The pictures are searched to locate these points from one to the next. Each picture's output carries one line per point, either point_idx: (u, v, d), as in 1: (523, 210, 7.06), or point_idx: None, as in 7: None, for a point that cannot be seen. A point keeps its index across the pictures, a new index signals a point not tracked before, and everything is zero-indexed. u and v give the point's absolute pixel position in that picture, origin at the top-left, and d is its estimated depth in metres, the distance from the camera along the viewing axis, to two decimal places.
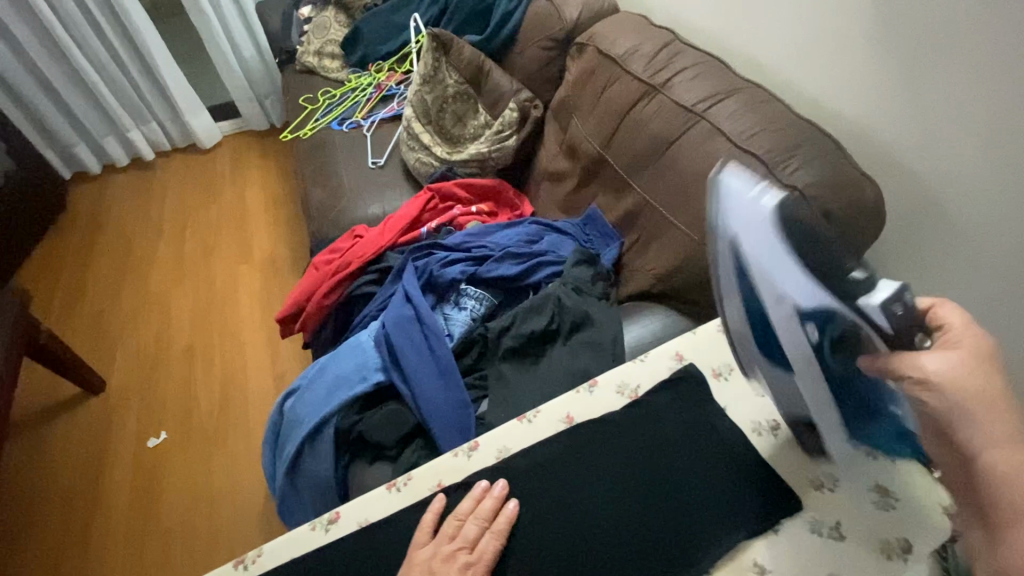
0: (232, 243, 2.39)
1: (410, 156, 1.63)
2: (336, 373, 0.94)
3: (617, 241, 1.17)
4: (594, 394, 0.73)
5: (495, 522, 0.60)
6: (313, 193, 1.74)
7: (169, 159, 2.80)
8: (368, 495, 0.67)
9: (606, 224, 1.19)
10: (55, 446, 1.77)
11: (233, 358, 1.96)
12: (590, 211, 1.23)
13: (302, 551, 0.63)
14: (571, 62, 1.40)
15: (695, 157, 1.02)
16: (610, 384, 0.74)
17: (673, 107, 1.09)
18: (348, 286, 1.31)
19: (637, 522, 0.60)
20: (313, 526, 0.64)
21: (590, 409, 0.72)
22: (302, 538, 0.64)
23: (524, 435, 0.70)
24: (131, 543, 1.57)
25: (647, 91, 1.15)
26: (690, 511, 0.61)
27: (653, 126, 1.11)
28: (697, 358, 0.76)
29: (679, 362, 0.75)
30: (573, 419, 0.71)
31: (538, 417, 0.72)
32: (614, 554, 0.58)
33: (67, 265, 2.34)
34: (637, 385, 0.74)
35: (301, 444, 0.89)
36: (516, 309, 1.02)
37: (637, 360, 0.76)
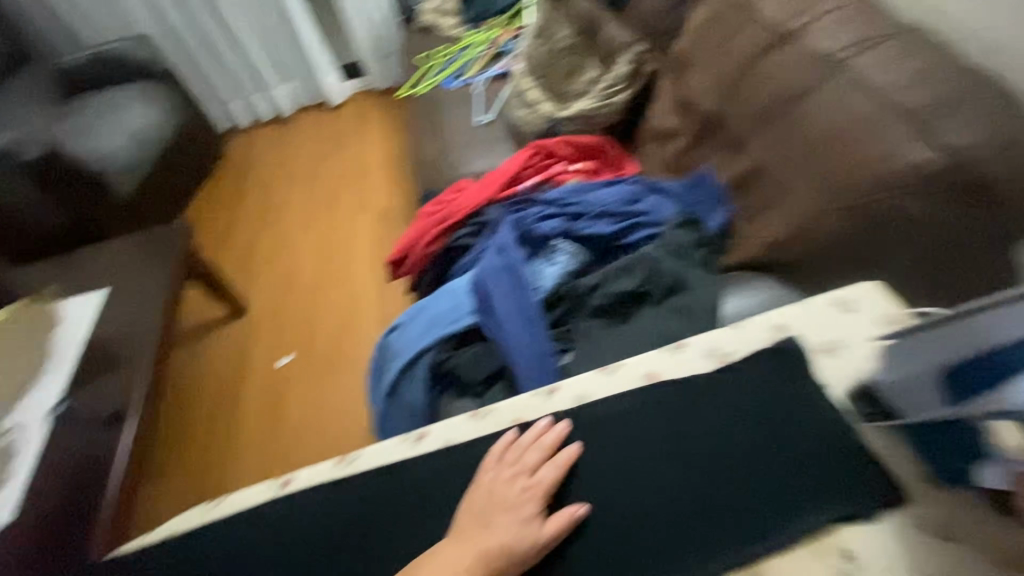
0: (352, 194, 2.61)
1: (517, 113, 1.65)
2: (432, 313, 1.01)
3: (727, 206, 1.09)
4: (681, 355, 0.71)
5: (558, 455, 0.64)
6: (423, 147, 1.83)
7: (303, 115, 3.09)
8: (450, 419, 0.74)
9: (716, 187, 1.11)
10: (208, 357, 2.11)
11: (347, 298, 2.18)
12: (701, 172, 1.15)
13: (394, 459, 0.72)
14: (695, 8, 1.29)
15: (829, 112, 0.91)
16: (699, 348, 0.71)
17: (808, 55, 0.97)
18: (450, 235, 1.38)
19: (710, 486, 0.60)
20: (402, 439, 0.73)
21: (675, 368, 0.70)
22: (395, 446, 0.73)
23: (602, 386, 0.71)
24: (260, 444, 1.85)
25: (779, 37, 1.03)
26: (773, 481, 0.59)
27: (782, 76, 0.99)
28: (800, 328, 0.71)
29: (779, 331, 0.71)
30: (655, 376, 0.70)
31: (619, 371, 0.72)
32: (679, 513, 0.59)
33: (222, 206, 2.71)
34: (730, 351, 0.70)
35: (398, 374, 0.97)
36: (607, 268, 1.01)
37: (732, 326, 0.72)
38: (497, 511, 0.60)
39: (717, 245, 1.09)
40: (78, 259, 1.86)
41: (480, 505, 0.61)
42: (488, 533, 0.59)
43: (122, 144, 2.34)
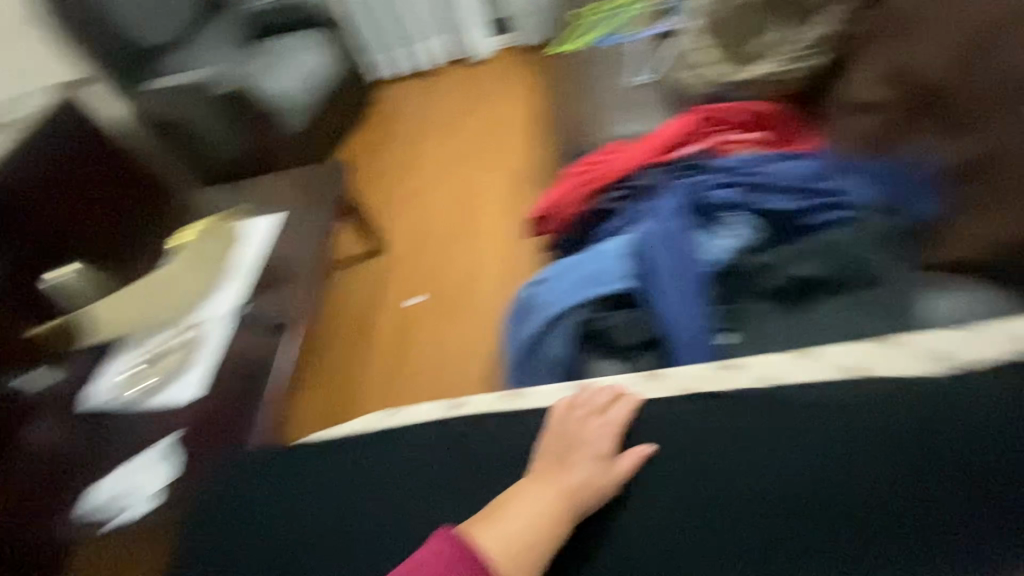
0: (487, 150, 2.66)
1: (685, 73, 1.55)
2: (587, 270, 1.02)
3: (936, 195, 0.93)
4: (901, 355, 0.79)
5: (624, 400, 0.86)
6: (572, 104, 1.78)
7: (448, 69, 3.18)
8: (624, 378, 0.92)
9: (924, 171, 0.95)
10: (346, 288, 2.29)
11: (476, 249, 2.26)
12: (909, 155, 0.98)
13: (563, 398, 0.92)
14: None
15: None
16: (925, 352, 0.78)
17: None
18: (598, 196, 1.33)
19: (927, 470, 0.70)
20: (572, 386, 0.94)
21: (894, 366, 0.79)
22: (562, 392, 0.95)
23: (812, 371, 0.82)
24: (387, 373, 2.00)
25: None
26: (918, 498, 0.69)
27: None
28: None
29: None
30: (866, 370, 0.80)
31: (826, 360, 0.82)
32: (890, 487, 0.70)
33: (369, 151, 2.90)
34: (963, 358, 0.76)
35: (545, 325, 1.00)
36: (785, 248, 0.96)
37: (963, 335, 0.78)
38: (576, 451, 0.80)
39: (914, 238, 0.96)
40: (255, 185, 2.10)
41: (563, 438, 0.83)
42: (569, 472, 0.78)
43: (295, 86, 2.57)
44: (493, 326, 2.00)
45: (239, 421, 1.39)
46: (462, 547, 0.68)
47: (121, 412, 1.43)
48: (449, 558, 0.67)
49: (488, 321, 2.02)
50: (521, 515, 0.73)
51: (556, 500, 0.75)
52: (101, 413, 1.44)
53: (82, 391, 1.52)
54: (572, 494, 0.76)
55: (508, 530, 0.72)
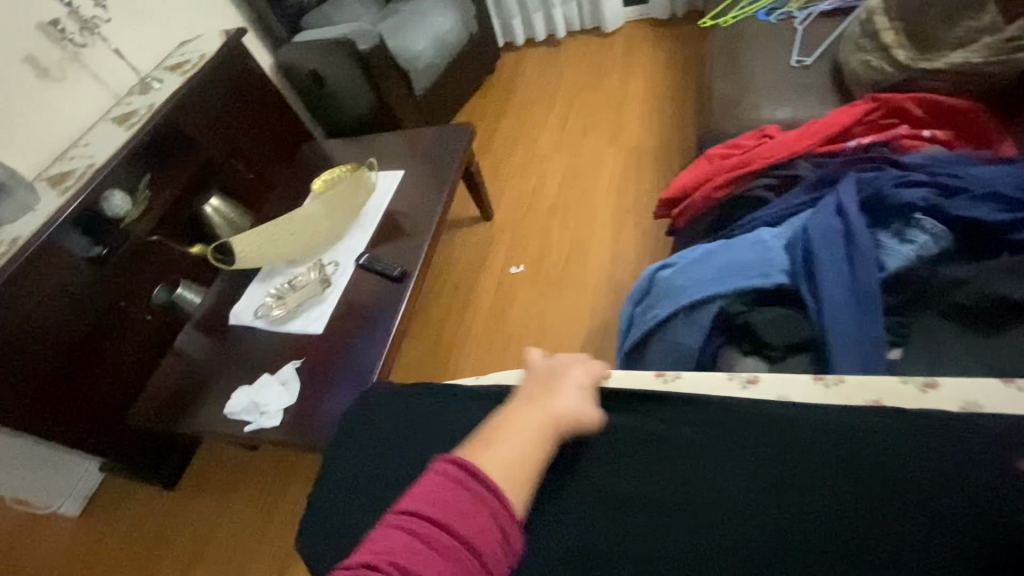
0: (607, 125, 2.59)
1: (853, 58, 1.39)
2: (733, 259, 0.94)
3: None
4: None
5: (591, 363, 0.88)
6: (718, 82, 1.66)
7: (574, 38, 3.11)
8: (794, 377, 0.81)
9: None
10: (453, 249, 2.36)
11: (585, 225, 2.24)
12: None
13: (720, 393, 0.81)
14: None
15: None
16: None
17: None
18: (742, 183, 1.25)
19: None
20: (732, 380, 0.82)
21: None
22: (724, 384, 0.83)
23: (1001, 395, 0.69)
24: (485, 336, 2.06)
25: None
26: None
27: None
28: None
29: None
30: None
31: None
32: None
33: (486, 118, 2.92)
34: None
35: (677, 311, 0.95)
36: (986, 264, 0.81)
37: None
38: (558, 388, 0.80)
39: None
40: (384, 141, 2.20)
41: (548, 376, 0.83)
42: (558, 398, 0.78)
43: (427, 47, 2.63)
44: (595, 306, 2.01)
45: (360, 363, 1.57)
46: (466, 470, 0.61)
47: (266, 330, 1.72)
48: (454, 486, 0.60)
49: (590, 300, 2.03)
50: (517, 437, 0.70)
51: (545, 421, 0.74)
52: (251, 327, 1.75)
53: (235, 305, 1.83)
54: (559, 420, 0.75)
55: (508, 443, 0.68)
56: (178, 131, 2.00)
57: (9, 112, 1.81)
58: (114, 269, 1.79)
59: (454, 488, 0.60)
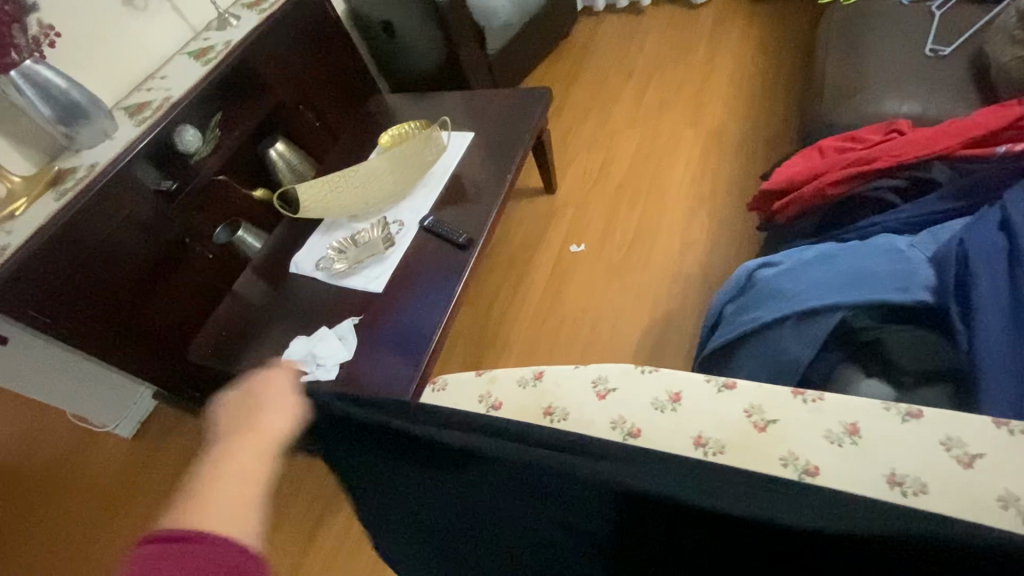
0: (688, 104, 2.43)
1: (1008, 52, 1.23)
2: (865, 268, 0.85)
3: None
4: None
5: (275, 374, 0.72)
6: (834, 65, 1.50)
7: (658, 8, 2.93)
8: (966, 417, 0.66)
9: None
10: (511, 219, 2.26)
11: (655, 209, 2.13)
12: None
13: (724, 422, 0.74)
14: None
15: None
16: None
17: None
18: (861, 182, 1.13)
19: None
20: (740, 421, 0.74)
21: None
22: (878, 412, 0.69)
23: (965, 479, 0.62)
24: (539, 313, 1.99)
25: None
26: None
27: None
28: None
29: None
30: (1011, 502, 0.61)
31: None
32: None
33: (558, 86, 2.79)
34: None
35: (788, 316, 0.86)
36: None
37: None
38: (260, 412, 0.68)
39: None
40: (455, 99, 2.11)
41: (241, 408, 0.69)
42: (268, 414, 0.67)
43: (506, 4, 2.49)
44: (659, 294, 1.92)
45: (418, 335, 1.53)
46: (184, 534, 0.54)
47: (325, 283, 1.70)
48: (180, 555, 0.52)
49: (654, 287, 1.94)
50: (218, 493, 0.59)
51: (259, 450, 0.64)
52: (311, 278, 1.73)
53: (295, 254, 1.82)
54: (270, 438, 0.66)
55: (219, 492, 0.58)
56: (252, 71, 1.96)
57: (92, 36, 1.80)
58: (190, 203, 1.84)
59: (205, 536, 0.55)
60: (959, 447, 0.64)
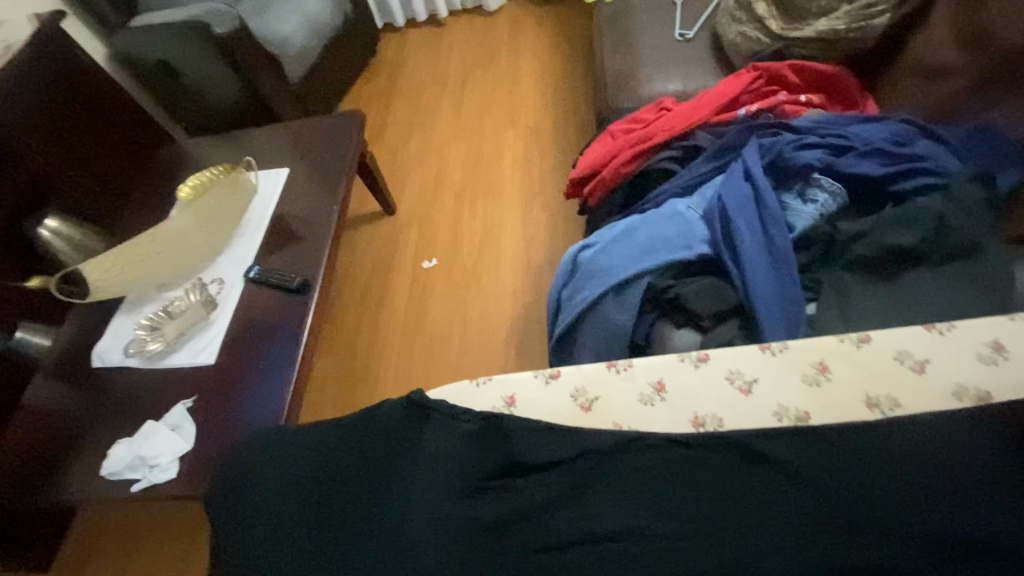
0: (503, 107, 2.54)
1: (732, 30, 1.45)
2: (655, 235, 0.94)
3: (796, 297, 0.82)
4: (703, 370, 0.77)
5: None
6: (609, 59, 1.66)
7: (456, 19, 3.02)
8: (742, 350, 0.78)
9: (792, 282, 0.82)
10: (355, 250, 2.16)
11: (494, 211, 2.17)
12: (786, 276, 0.83)
13: (528, 384, 0.82)
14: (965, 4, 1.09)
15: None
16: None
17: None
18: (647, 158, 1.27)
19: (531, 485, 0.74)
20: (537, 376, 0.83)
21: (688, 382, 0.77)
22: (675, 365, 0.78)
23: (609, 381, 0.80)
24: (405, 337, 1.92)
25: None
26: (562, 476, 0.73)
27: None
28: (773, 382, 0.75)
29: (817, 370, 0.74)
30: (661, 385, 0.78)
31: (951, 333, 0.73)
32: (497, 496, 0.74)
33: (375, 106, 2.75)
34: (750, 376, 0.76)
35: (606, 291, 0.93)
36: (877, 216, 0.86)
37: None
38: None
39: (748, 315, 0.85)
40: (261, 136, 1.95)
41: None
42: None
43: (297, 29, 2.37)
44: (514, 290, 1.95)
45: (265, 402, 1.36)
46: None
47: (141, 370, 1.46)
48: None
49: (508, 285, 1.96)
50: None
51: None
52: (123, 368, 1.47)
53: (97, 344, 1.54)
54: None
55: None
56: None
57: None
58: None
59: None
60: (739, 378, 0.76)
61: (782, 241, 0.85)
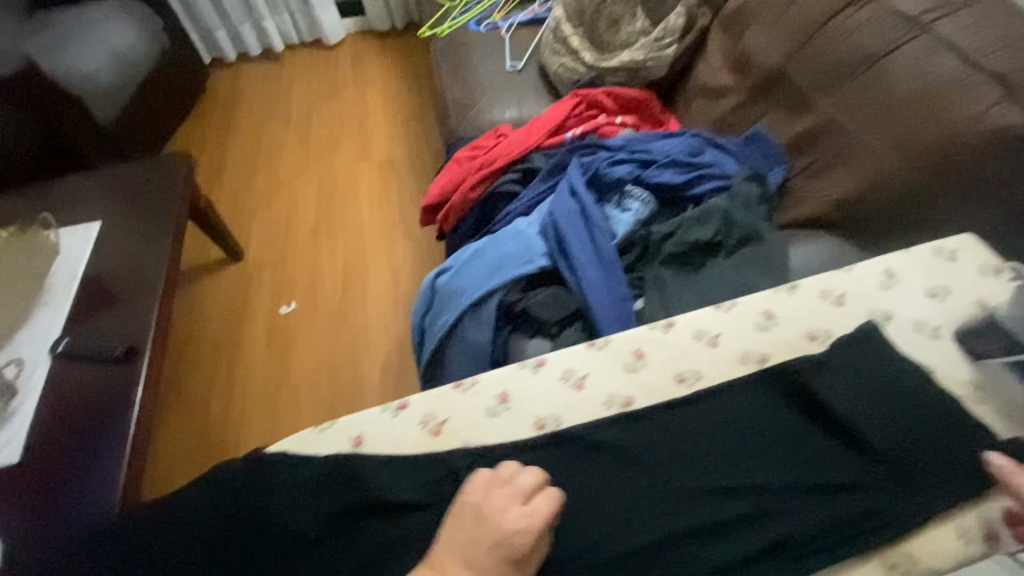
0: (354, 140, 2.49)
1: (554, 61, 1.59)
2: (500, 254, 0.99)
3: (625, 296, 0.91)
4: (536, 376, 0.73)
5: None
6: (449, 90, 1.73)
7: (295, 52, 2.92)
8: (569, 350, 0.74)
9: (620, 282, 0.92)
10: (200, 304, 1.96)
11: (355, 246, 2.10)
12: (614, 279, 0.92)
13: (373, 419, 0.73)
14: (729, 37, 1.32)
15: (944, 130, 0.86)
16: (813, 289, 0.74)
17: (939, 51, 0.89)
18: (491, 182, 1.34)
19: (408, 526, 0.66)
20: (385, 409, 0.73)
21: (527, 390, 0.72)
22: (513, 374, 0.73)
23: (454, 402, 0.73)
24: (267, 392, 1.76)
25: (915, 62, 0.91)
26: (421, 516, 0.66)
27: (902, 79, 0.92)
28: (599, 377, 0.72)
29: (634, 358, 0.73)
30: (505, 397, 0.72)
31: (734, 308, 0.74)
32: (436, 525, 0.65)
33: (210, 146, 2.53)
34: (583, 373, 0.73)
35: (463, 312, 0.96)
36: (680, 217, 0.99)
37: (844, 270, 0.74)
38: None
39: (587, 319, 0.92)
40: (62, 187, 1.69)
41: None
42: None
43: (102, 66, 2.11)
44: (383, 323, 1.89)
45: (89, 487, 1.16)
46: None
47: None
48: None
49: (377, 320, 1.90)
50: None
51: None
52: None
53: None
54: None
55: None
56: None
57: None
58: None
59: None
60: (570, 378, 0.72)
61: (608, 248, 0.94)
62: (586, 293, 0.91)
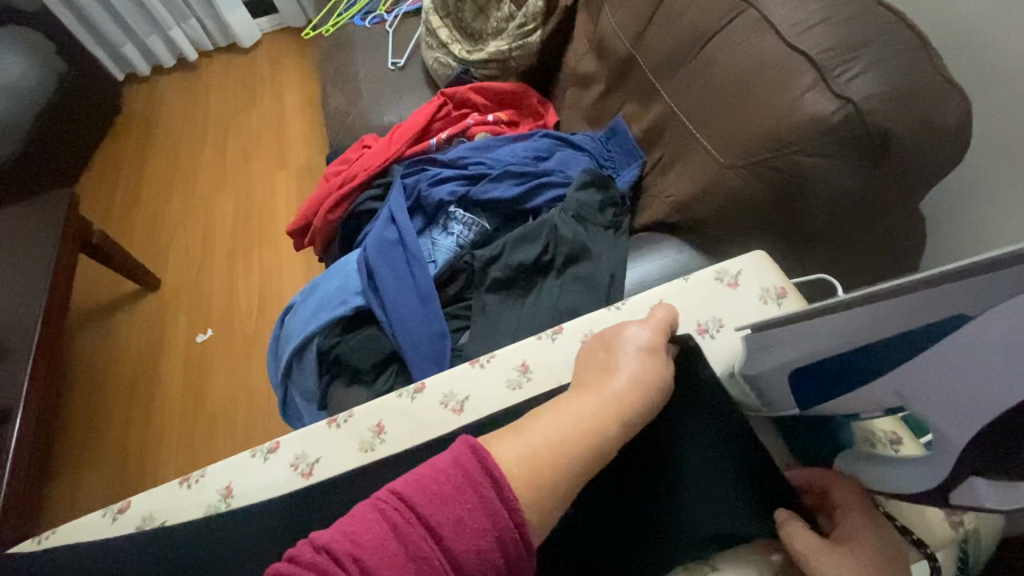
0: (271, 149, 2.39)
1: (428, 57, 1.48)
2: (322, 294, 0.92)
3: (440, 333, 0.85)
4: (266, 465, 0.63)
5: None
6: (330, 97, 1.63)
7: (211, 59, 2.80)
8: (307, 430, 0.65)
9: (435, 317, 0.86)
10: (117, 340, 1.92)
11: (271, 264, 2.03)
12: (431, 315, 0.86)
13: (87, 529, 0.62)
14: (591, 18, 1.20)
15: (770, 122, 0.75)
16: (576, 334, 0.67)
17: (761, 28, 0.78)
18: (352, 200, 1.26)
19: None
20: (103, 514, 0.63)
21: (253, 483, 0.62)
22: (241, 462, 0.64)
23: (177, 501, 0.62)
24: (183, 426, 1.73)
25: (739, 42, 0.80)
26: None
27: (726, 64, 0.82)
28: (328, 461, 0.62)
29: (372, 436, 0.63)
30: (230, 490, 0.62)
31: (490, 362, 0.66)
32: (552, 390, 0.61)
33: (127, 171, 2.45)
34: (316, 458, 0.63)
35: (288, 361, 0.90)
36: (508, 237, 0.93)
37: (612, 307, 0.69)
38: None
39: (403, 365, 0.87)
40: None
41: None
42: None
43: None
44: None
45: None
46: None
47: None
48: None
49: None
50: None
51: None
52: None
53: None
54: None
55: None
56: None
57: None
58: None
59: (454, 470, 0.46)
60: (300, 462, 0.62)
61: (424, 281, 0.88)
62: (400, 337, 0.85)
